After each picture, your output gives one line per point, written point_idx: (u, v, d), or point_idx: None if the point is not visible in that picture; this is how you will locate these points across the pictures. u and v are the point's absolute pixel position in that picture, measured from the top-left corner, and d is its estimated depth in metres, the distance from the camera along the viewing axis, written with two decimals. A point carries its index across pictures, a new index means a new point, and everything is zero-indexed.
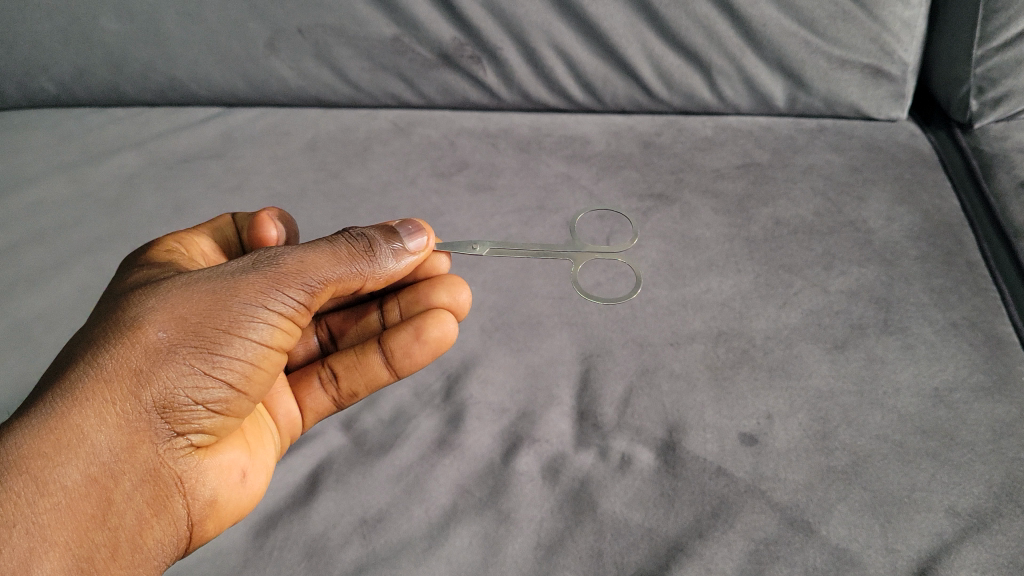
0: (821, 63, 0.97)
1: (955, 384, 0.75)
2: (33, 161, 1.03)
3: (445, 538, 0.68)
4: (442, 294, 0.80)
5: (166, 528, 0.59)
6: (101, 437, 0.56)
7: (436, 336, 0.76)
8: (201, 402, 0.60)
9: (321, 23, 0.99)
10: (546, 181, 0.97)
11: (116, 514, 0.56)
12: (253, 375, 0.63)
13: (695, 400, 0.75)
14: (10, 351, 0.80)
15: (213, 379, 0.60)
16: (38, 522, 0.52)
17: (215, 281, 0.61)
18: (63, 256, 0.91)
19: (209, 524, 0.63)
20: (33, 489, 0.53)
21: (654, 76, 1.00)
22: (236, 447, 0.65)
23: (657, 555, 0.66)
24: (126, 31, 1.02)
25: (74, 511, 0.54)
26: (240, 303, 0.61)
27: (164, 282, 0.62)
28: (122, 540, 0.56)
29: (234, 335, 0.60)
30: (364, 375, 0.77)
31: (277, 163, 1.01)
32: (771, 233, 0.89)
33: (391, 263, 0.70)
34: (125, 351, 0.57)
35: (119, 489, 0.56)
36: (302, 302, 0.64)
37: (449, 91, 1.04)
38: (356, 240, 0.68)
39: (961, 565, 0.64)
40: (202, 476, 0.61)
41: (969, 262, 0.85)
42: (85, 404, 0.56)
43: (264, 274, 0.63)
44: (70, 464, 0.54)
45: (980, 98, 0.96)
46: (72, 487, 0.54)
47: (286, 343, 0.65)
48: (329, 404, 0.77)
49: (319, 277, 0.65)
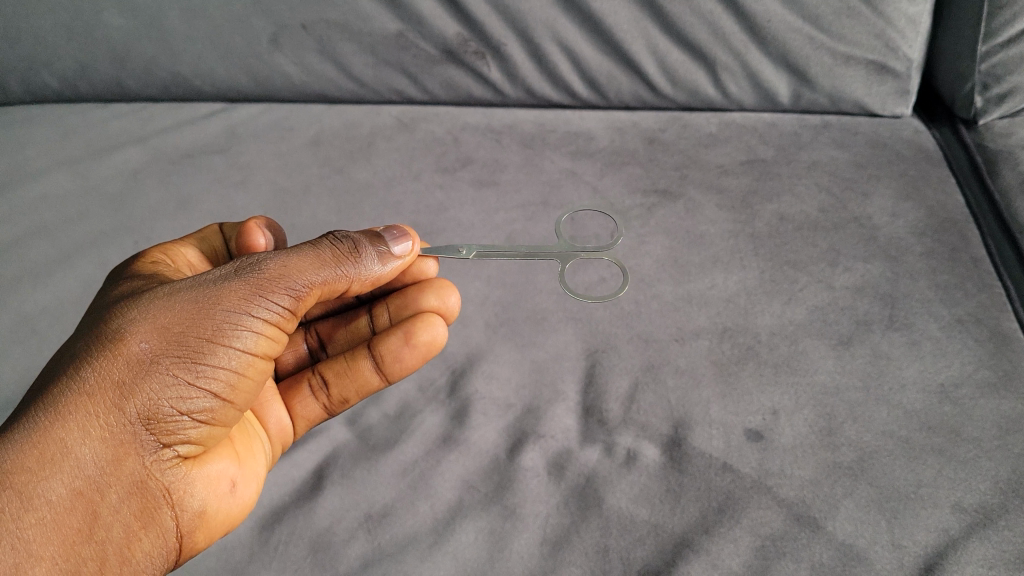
0: (826, 60, 0.97)
1: (960, 380, 0.75)
2: (36, 157, 1.03)
3: (450, 534, 0.68)
4: (430, 298, 0.79)
5: (155, 540, 0.59)
6: (85, 450, 0.56)
7: (426, 340, 0.75)
8: (187, 412, 0.59)
9: (324, 18, 0.99)
10: (550, 177, 0.97)
11: (103, 527, 0.56)
12: (239, 383, 0.62)
13: (700, 396, 0.75)
14: (15, 347, 0.80)
15: (198, 389, 0.59)
16: (24, 537, 0.52)
17: (198, 289, 0.61)
18: (67, 251, 0.91)
19: (200, 534, 0.62)
20: (17, 505, 0.52)
21: (658, 71, 1.00)
22: (225, 456, 0.64)
23: (663, 551, 0.66)
24: (130, 26, 1.01)
25: (59, 526, 0.54)
26: (223, 310, 0.61)
27: (147, 292, 0.61)
28: (110, 554, 0.56)
29: (217, 344, 0.60)
30: (354, 382, 0.76)
31: (281, 159, 1.01)
32: (776, 229, 0.89)
33: (376, 267, 0.70)
34: (108, 363, 0.57)
35: (106, 502, 0.56)
36: (286, 308, 0.64)
37: (453, 86, 1.04)
38: (339, 245, 0.68)
39: (967, 562, 0.64)
40: (190, 487, 0.60)
41: (974, 259, 0.85)
42: (68, 417, 0.56)
43: (248, 281, 0.62)
44: (54, 478, 0.54)
45: (985, 94, 0.96)
46: (57, 501, 0.54)
47: (272, 350, 0.65)
48: (320, 411, 0.76)
49: (302, 282, 0.65)
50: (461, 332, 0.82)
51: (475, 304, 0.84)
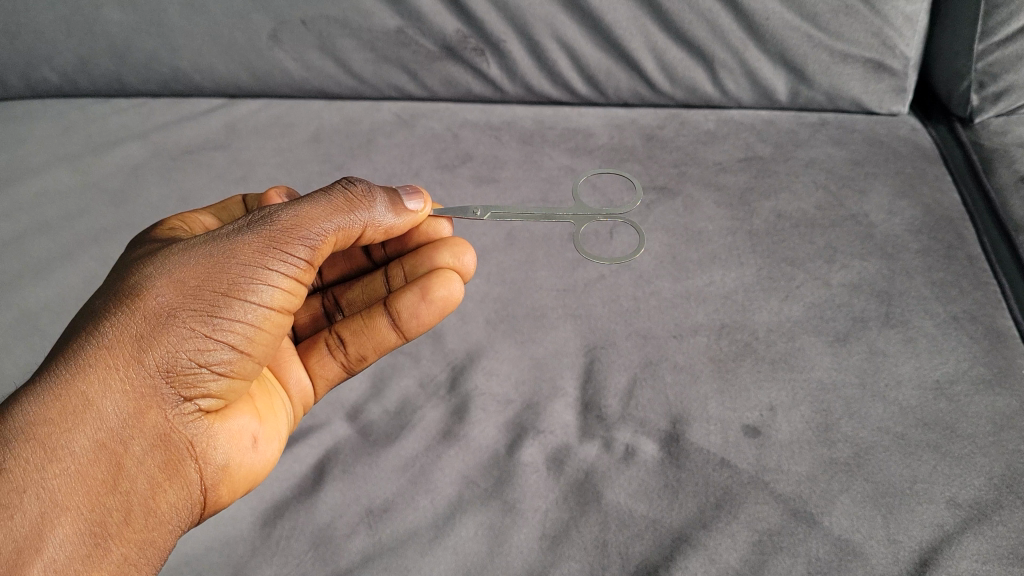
0: (824, 58, 0.97)
1: (955, 376, 0.76)
2: (37, 152, 1.03)
3: (451, 528, 0.68)
4: (445, 255, 0.78)
5: (179, 492, 0.60)
6: (107, 403, 0.56)
7: (443, 296, 0.74)
8: (206, 365, 0.60)
9: (324, 14, 0.99)
10: (550, 173, 0.97)
11: (127, 479, 0.56)
12: (258, 336, 0.62)
13: (699, 392, 0.76)
14: (18, 344, 0.81)
15: (216, 342, 0.60)
16: (48, 487, 0.53)
17: (213, 244, 0.61)
18: (68, 246, 0.91)
19: (223, 489, 0.63)
20: (41, 457, 0.53)
21: (657, 69, 1.00)
22: (245, 412, 0.65)
23: (661, 546, 0.67)
24: (130, 22, 1.01)
25: (83, 477, 0.54)
26: (238, 264, 0.61)
27: (164, 249, 0.62)
28: (134, 505, 0.57)
29: (233, 298, 0.60)
30: (372, 339, 0.75)
31: (281, 155, 1.01)
32: (773, 226, 0.90)
33: (386, 218, 0.70)
34: (126, 319, 0.58)
35: (130, 454, 0.57)
36: (303, 260, 0.64)
37: (452, 83, 1.04)
38: (350, 193, 0.68)
39: (962, 556, 0.65)
40: (213, 441, 0.61)
41: (970, 256, 0.86)
42: (89, 370, 0.56)
43: (261, 235, 0.62)
44: (77, 430, 0.55)
45: (981, 93, 0.96)
46: (81, 453, 0.55)
47: (291, 304, 0.65)
48: (339, 369, 0.76)
49: (315, 235, 0.64)
50: (461, 327, 0.82)
51: (475, 300, 0.85)
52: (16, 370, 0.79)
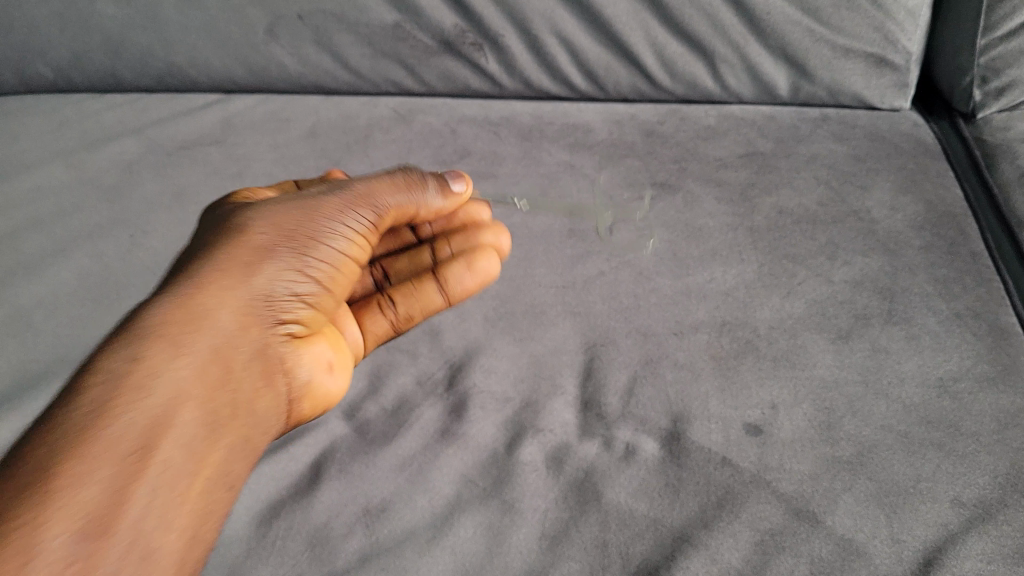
0: (826, 53, 0.96)
1: (959, 374, 0.75)
2: (31, 147, 1.02)
3: (449, 528, 0.67)
4: (486, 234, 0.84)
5: (271, 401, 0.68)
6: (220, 316, 0.66)
7: (485, 268, 0.81)
8: (297, 295, 0.72)
9: (320, 8, 0.98)
10: (548, 169, 0.96)
11: (236, 380, 0.65)
12: (337, 277, 0.75)
13: (700, 390, 0.75)
14: (11, 342, 0.80)
15: (306, 276, 0.72)
16: (180, 373, 0.61)
17: (301, 202, 0.75)
18: (62, 242, 0.90)
19: (305, 405, 0.72)
20: (172, 348, 0.62)
21: (657, 64, 0.99)
22: (324, 343, 0.74)
23: (663, 546, 0.65)
24: (124, 16, 1.01)
25: (205, 371, 0.63)
26: (323, 218, 0.74)
27: (261, 203, 0.76)
28: (241, 398, 0.65)
29: (315, 242, 0.73)
30: (419, 302, 0.81)
31: (277, 150, 1.00)
32: (775, 223, 0.89)
33: (435, 199, 0.81)
34: (234, 250, 0.70)
35: (238, 361, 0.66)
36: (370, 221, 0.76)
37: (450, 78, 1.03)
38: (411, 173, 0.80)
39: (967, 556, 0.63)
40: (298, 360, 0.71)
41: (973, 253, 0.85)
42: (199, 290, 0.66)
43: (338, 197, 0.75)
44: (196, 334, 0.64)
45: (984, 87, 0.96)
46: (202, 351, 0.64)
47: (362, 258, 0.78)
48: (388, 327, 0.82)
49: (382, 203, 0.77)
50: (459, 324, 0.82)
51: (474, 297, 0.84)
52: (8, 367, 0.78)
